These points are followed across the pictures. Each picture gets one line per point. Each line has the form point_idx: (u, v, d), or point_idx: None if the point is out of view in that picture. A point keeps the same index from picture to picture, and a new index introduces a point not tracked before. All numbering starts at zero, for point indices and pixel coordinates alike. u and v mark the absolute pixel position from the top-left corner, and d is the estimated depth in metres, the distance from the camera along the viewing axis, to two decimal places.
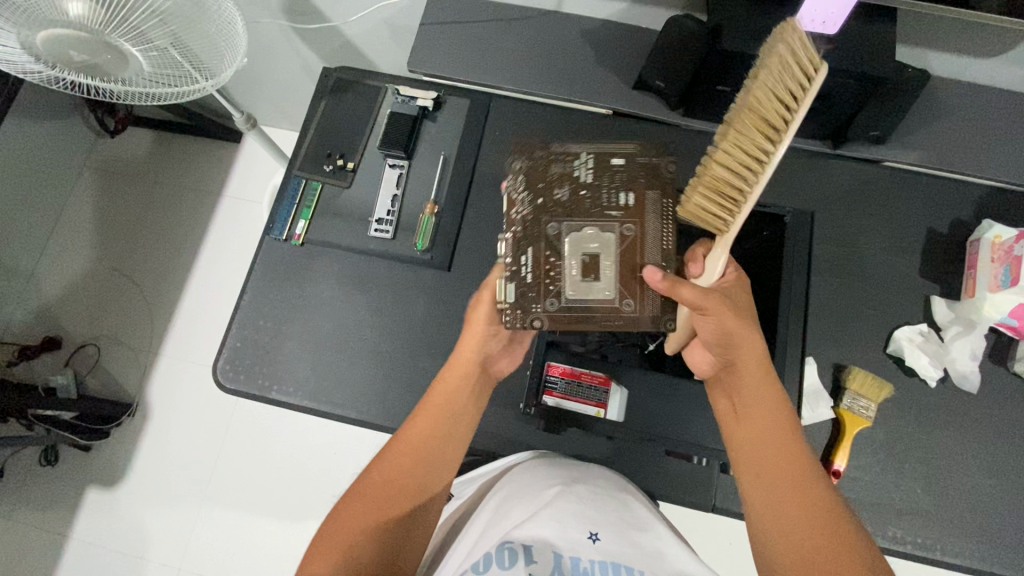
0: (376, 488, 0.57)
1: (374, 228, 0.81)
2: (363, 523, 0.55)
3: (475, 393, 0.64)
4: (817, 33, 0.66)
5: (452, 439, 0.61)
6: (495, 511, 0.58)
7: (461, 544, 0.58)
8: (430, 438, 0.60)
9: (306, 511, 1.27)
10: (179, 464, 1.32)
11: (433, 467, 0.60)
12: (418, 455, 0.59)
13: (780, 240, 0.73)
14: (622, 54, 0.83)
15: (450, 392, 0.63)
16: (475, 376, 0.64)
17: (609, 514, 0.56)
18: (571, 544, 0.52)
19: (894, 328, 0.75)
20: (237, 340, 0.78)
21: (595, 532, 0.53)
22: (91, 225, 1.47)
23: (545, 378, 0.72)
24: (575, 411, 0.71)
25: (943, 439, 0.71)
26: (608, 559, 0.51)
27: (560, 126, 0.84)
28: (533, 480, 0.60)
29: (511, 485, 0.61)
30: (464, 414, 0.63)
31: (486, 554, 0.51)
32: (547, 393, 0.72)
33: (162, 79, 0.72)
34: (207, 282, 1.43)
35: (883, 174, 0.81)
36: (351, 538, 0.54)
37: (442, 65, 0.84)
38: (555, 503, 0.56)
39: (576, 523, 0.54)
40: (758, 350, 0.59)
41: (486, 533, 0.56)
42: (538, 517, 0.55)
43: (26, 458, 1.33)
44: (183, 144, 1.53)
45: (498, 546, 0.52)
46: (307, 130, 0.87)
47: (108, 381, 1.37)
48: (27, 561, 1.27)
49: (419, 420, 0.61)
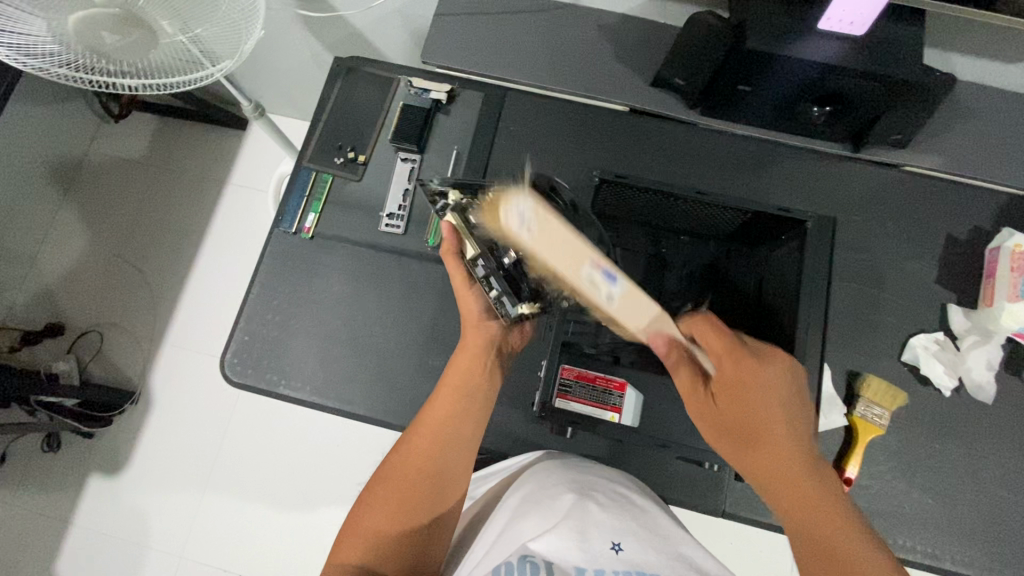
0: (399, 474, 0.60)
1: (385, 223, 0.80)
2: (387, 515, 0.58)
3: (486, 372, 0.66)
4: (843, 34, 0.65)
5: (470, 415, 0.64)
6: (513, 519, 0.58)
7: (475, 552, 0.58)
8: (446, 420, 0.62)
9: (309, 502, 1.27)
10: (182, 452, 1.31)
11: (453, 449, 0.62)
12: (436, 437, 0.62)
13: (803, 245, 0.69)
14: (640, 49, 0.81)
15: (463, 377, 0.64)
16: (483, 354, 0.66)
17: (629, 526, 0.55)
18: (594, 556, 0.51)
19: (910, 335, 0.75)
20: (245, 333, 0.77)
21: (618, 543, 0.52)
22: (94, 211, 1.46)
23: (558, 382, 0.70)
24: (590, 416, 0.69)
25: (956, 448, 0.71)
26: (633, 570, 0.50)
27: (575, 123, 0.83)
28: (556, 485, 0.60)
29: (531, 487, 0.61)
30: (479, 386, 0.65)
31: (507, 565, 0.51)
32: (560, 397, 0.70)
33: (184, 63, 0.70)
34: (211, 270, 1.42)
35: (902, 179, 0.80)
36: (373, 533, 0.57)
37: (457, 58, 0.83)
38: (575, 512, 0.55)
39: (599, 533, 0.53)
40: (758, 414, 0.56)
41: (503, 538, 0.56)
42: (558, 529, 0.53)
43: (29, 443, 1.33)
44: (188, 130, 1.51)
45: (519, 557, 0.51)
46: (318, 120, 0.85)
47: (111, 368, 1.37)
48: (29, 544, 1.27)
49: (432, 409, 0.63)
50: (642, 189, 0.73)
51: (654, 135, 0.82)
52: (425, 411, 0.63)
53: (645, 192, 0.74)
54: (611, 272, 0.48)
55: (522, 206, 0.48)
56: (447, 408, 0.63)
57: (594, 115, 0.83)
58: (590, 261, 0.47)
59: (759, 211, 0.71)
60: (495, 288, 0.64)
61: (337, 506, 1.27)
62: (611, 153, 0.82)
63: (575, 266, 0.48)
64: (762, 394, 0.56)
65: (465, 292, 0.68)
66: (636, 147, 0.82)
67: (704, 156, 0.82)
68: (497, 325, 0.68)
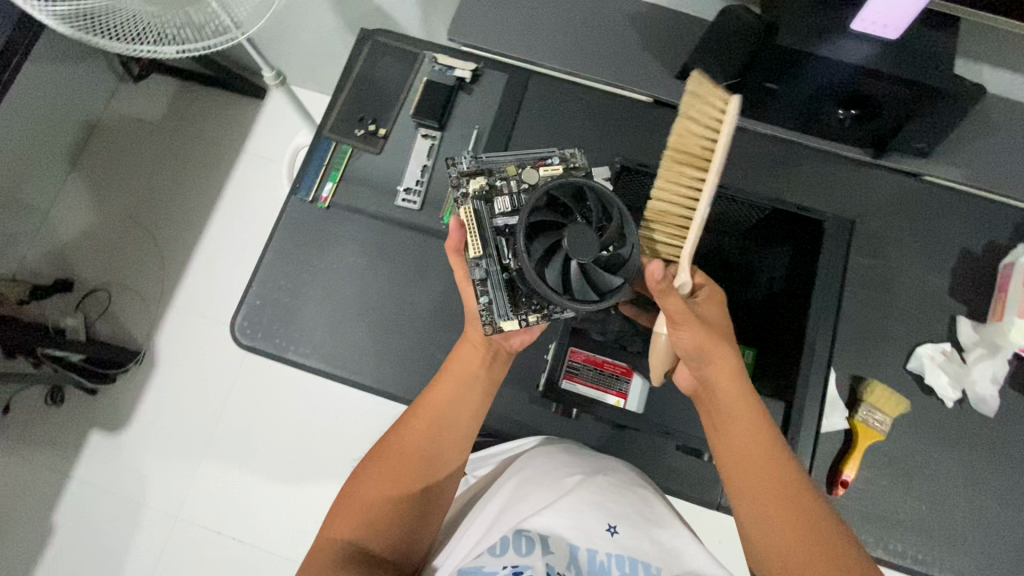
0: (394, 455, 0.60)
1: (401, 197, 0.80)
2: (380, 494, 0.58)
3: (488, 365, 0.67)
4: (876, 36, 0.65)
5: (468, 405, 0.64)
6: (515, 494, 0.61)
7: (478, 521, 0.61)
8: (445, 406, 0.63)
9: (304, 473, 1.29)
10: (183, 415, 1.33)
11: (448, 436, 0.62)
12: (435, 423, 0.62)
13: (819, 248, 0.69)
14: (669, 40, 0.81)
15: (463, 366, 0.65)
16: (485, 348, 0.66)
17: (627, 509, 0.58)
18: (590, 536, 0.54)
19: (916, 345, 0.75)
20: (257, 297, 0.77)
21: (614, 525, 0.56)
22: (109, 170, 1.46)
23: (568, 364, 0.72)
24: (595, 399, 0.71)
25: (953, 458, 0.71)
26: (625, 554, 0.54)
27: (598, 110, 0.83)
28: (554, 468, 0.63)
29: (531, 469, 0.64)
30: (480, 380, 0.66)
31: (503, 538, 0.54)
32: (568, 378, 0.72)
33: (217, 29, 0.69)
34: (221, 236, 1.42)
35: (920, 188, 0.80)
36: (364, 510, 0.58)
37: (482, 38, 0.82)
38: (575, 492, 0.58)
39: (597, 515, 0.56)
40: (727, 360, 0.60)
41: (505, 515, 0.59)
42: (555, 506, 0.56)
43: (34, 396, 1.34)
44: (205, 95, 1.50)
45: (514, 533, 0.54)
46: (340, 90, 0.85)
47: (117, 327, 1.38)
48: (29, 495, 1.29)
49: (433, 393, 0.64)
50: None
51: None
52: (426, 396, 0.64)
53: None
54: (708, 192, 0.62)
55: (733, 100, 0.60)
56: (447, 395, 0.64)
57: (617, 105, 0.83)
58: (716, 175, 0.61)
59: (780, 210, 0.70)
60: (489, 291, 0.63)
61: (333, 478, 1.28)
62: (631, 144, 0.82)
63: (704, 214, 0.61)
64: (714, 317, 0.62)
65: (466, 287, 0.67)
66: (658, 139, 0.82)
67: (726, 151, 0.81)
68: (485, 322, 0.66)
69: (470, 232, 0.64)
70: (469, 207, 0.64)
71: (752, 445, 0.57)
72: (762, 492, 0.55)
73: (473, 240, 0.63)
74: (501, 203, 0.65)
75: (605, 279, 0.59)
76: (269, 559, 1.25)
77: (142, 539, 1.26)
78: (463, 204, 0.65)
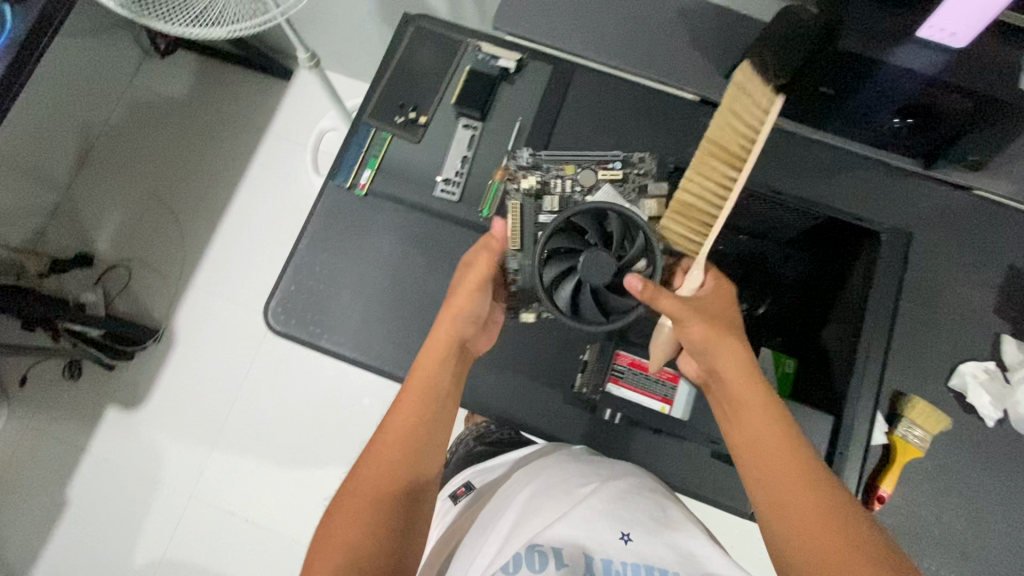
0: (368, 477, 0.59)
1: (439, 188, 0.79)
2: (361, 515, 0.57)
3: (454, 371, 0.65)
4: (942, 44, 0.63)
5: (437, 413, 0.63)
6: (529, 506, 0.63)
7: (495, 533, 0.62)
8: (413, 418, 0.62)
9: (319, 459, 1.29)
10: (199, 395, 1.32)
11: (422, 445, 0.62)
12: (405, 436, 0.61)
13: (872, 258, 0.65)
14: (721, 37, 0.78)
15: (430, 376, 0.64)
16: (452, 356, 0.65)
17: (641, 516, 0.59)
18: (603, 545, 0.56)
19: (958, 362, 0.73)
20: (291, 283, 0.76)
21: (626, 533, 0.57)
22: (132, 145, 1.45)
23: (612, 367, 0.71)
24: (640, 405, 0.70)
25: (990, 478, 0.70)
26: (640, 561, 0.55)
27: (643, 107, 0.81)
28: (565, 481, 0.64)
29: (543, 481, 0.66)
30: (445, 387, 0.64)
31: (516, 555, 0.55)
32: (612, 381, 0.71)
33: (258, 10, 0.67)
34: (242, 217, 1.41)
35: (970, 203, 0.77)
36: (350, 539, 0.55)
37: (529, 28, 0.80)
38: (587, 502, 0.60)
39: (609, 524, 0.58)
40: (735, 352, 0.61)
41: (519, 527, 0.60)
42: (566, 517, 0.58)
43: (52, 369, 1.34)
44: (230, 73, 1.48)
45: (527, 548, 0.56)
46: (381, 76, 0.83)
47: (136, 304, 1.37)
48: (45, 467, 1.30)
49: (402, 404, 0.62)
50: None
51: None
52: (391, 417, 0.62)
53: None
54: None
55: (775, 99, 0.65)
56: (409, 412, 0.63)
57: (664, 103, 0.81)
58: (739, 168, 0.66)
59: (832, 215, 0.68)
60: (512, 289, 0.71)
61: (347, 465, 1.28)
62: (675, 143, 0.80)
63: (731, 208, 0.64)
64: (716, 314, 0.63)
65: (468, 293, 0.65)
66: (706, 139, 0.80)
67: (773, 154, 0.79)
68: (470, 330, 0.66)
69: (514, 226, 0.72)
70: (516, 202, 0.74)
71: (769, 434, 0.58)
72: (786, 482, 0.55)
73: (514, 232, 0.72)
74: (551, 200, 0.74)
75: (615, 302, 0.62)
76: (280, 543, 1.25)
77: (156, 516, 1.27)
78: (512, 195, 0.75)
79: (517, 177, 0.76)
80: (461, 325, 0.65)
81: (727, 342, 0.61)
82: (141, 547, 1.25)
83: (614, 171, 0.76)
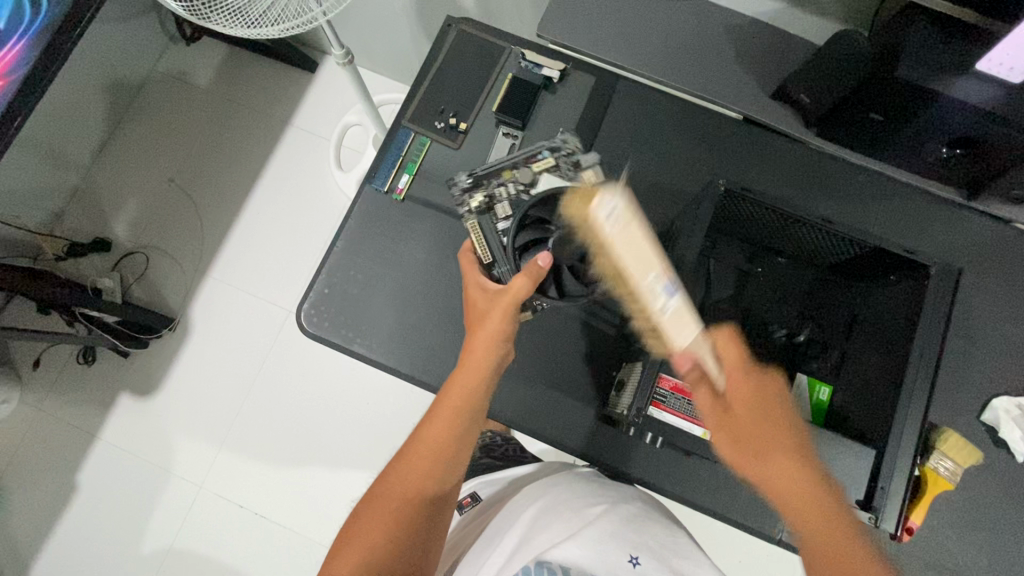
0: (395, 493, 0.59)
1: (461, 206, 0.72)
2: (384, 531, 0.56)
3: (489, 387, 0.63)
4: (996, 77, 0.60)
5: (467, 432, 0.62)
6: (536, 524, 0.62)
7: (501, 547, 0.62)
8: (445, 437, 0.61)
9: (329, 456, 1.28)
10: (212, 386, 1.32)
11: (451, 465, 0.61)
12: (435, 456, 0.60)
13: (922, 296, 0.64)
14: (769, 57, 0.78)
15: (466, 391, 0.62)
16: (490, 373, 0.62)
17: (647, 540, 0.59)
18: (610, 566, 0.55)
19: (991, 396, 0.73)
20: (325, 286, 0.76)
21: (635, 556, 0.56)
22: (154, 131, 1.44)
23: (654, 391, 0.65)
24: (681, 430, 0.65)
25: (1017, 515, 0.70)
26: None
27: (687, 123, 0.80)
28: (575, 503, 0.65)
29: (550, 501, 0.66)
30: (480, 404, 0.63)
31: (524, 568, 0.55)
32: (654, 405, 0.65)
33: (304, 9, 0.66)
34: (262, 209, 1.40)
35: (1009, 236, 0.76)
36: (368, 550, 0.55)
37: (574, 39, 0.79)
38: (597, 523, 0.60)
39: (617, 547, 0.57)
40: (772, 448, 0.54)
41: (525, 545, 0.60)
42: (576, 536, 0.58)
43: (67, 353, 1.34)
44: (255, 62, 1.47)
45: (536, 562, 0.55)
46: (421, 80, 0.83)
47: (152, 291, 1.36)
48: (55, 450, 1.29)
49: (436, 418, 0.61)
50: (759, 205, 0.69)
51: (766, 148, 0.80)
52: (423, 430, 0.62)
53: (765, 210, 0.70)
54: (671, 284, 0.51)
55: (613, 203, 0.49)
56: (443, 426, 0.61)
57: (707, 119, 0.80)
58: (657, 270, 0.49)
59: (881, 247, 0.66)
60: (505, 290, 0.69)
61: (357, 463, 1.28)
62: (717, 161, 0.79)
63: (674, 321, 0.52)
64: (751, 427, 0.55)
65: (503, 313, 0.61)
66: (746, 158, 0.79)
67: (811, 176, 0.79)
68: (507, 349, 0.64)
69: (477, 243, 0.69)
70: (473, 220, 0.70)
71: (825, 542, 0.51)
72: None
73: (482, 249, 0.69)
74: (501, 208, 0.71)
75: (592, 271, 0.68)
76: (287, 538, 1.25)
77: (165, 505, 1.27)
78: (466, 218, 0.71)
79: (463, 201, 0.72)
80: (498, 348, 0.62)
81: (759, 435, 0.55)
82: (149, 536, 1.25)
83: (546, 160, 0.72)
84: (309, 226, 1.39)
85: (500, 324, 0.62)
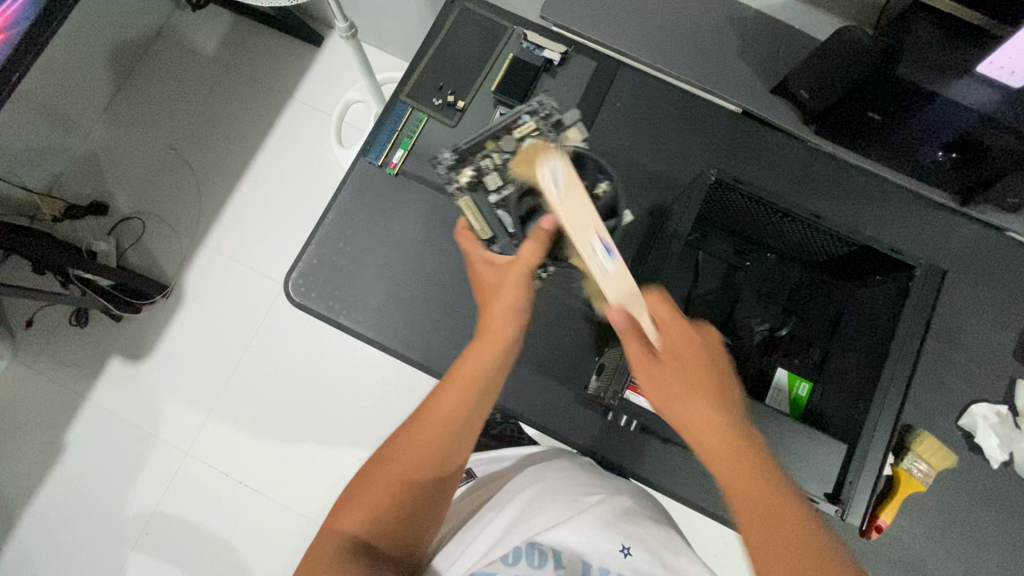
0: (402, 459, 0.60)
1: (452, 187, 0.72)
2: (388, 494, 0.58)
3: (504, 361, 0.61)
4: (1000, 81, 0.58)
5: (483, 404, 0.62)
6: (530, 503, 0.64)
7: (493, 521, 0.64)
8: (456, 411, 0.60)
9: (314, 429, 1.29)
10: (202, 353, 1.33)
11: (461, 438, 0.61)
12: (445, 427, 0.60)
13: (904, 297, 0.64)
14: (771, 53, 0.78)
15: (479, 365, 0.60)
16: (504, 346, 0.61)
17: (641, 532, 0.61)
18: (603, 554, 0.58)
19: (970, 402, 0.73)
20: (314, 257, 0.76)
21: (627, 546, 0.58)
22: (155, 96, 1.43)
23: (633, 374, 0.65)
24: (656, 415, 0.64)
25: (986, 518, 0.71)
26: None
27: (686, 113, 0.79)
28: (573, 486, 0.66)
29: (547, 482, 0.67)
30: (495, 375, 0.61)
31: (517, 547, 0.58)
32: (631, 389, 0.65)
33: None
34: (260, 181, 1.40)
35: (1000, 243, 0.76)
36: (374, 511, 0.58)
37: (578, 22, 0.79)
38: (592, 509, 0.62)
39: (610, 535, 0.59)
40: (701, 389, 0.53)
41: (515, 526, 0.61)
42: (569, 522, 0.60)
43: (60, 314, 1.35)
44: (262, 33, 1.46)
45: (528, 544, 0.59)
46: (421, 55, 0.82)
47: (148, 257, 1.37)
48: (44, 410, 1.31)
49: (446, 389, 0.61)
50: (749, 198, 0.69)
51: (765, 145, 0.79)
52: (434, 397, 0.61)
53: (754, 202, 0.70)
54: (609, 245, 0.53)
55: (556, 169, 0.53)
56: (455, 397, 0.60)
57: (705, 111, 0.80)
58: (594, 230, 0.52)
59: (868, 246, 0.67)
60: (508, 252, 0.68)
61: (342, 439, 1.29)
62: (714, 154, 0.78)
63: (606, 282, 0.53)
64: (681, 376, 0.53)
65: (516, 283, 0.60)
66: (739, 152, 0.80)
67: (814, 176, 0.78)
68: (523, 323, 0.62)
69: (476, 220, 0.69)
70: (465, 198, 0.70)
71: (747, 482, 0.51)
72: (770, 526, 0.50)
73: (480, 225, 0.69)
74: (492, 180, 0.70)
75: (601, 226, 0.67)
76: (270, 508, 1.26)
77: (150, 470, 1.28)
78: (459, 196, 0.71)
79: (452, 180, 0.71)
80: (515, 320, 0.61)
81: (689, 376, 0.54)
82: (134, 500, 1.27)
83: (527, 124, 0.69)
84: (306, 201, 1.39)
85: (513, 297, 0.61)
